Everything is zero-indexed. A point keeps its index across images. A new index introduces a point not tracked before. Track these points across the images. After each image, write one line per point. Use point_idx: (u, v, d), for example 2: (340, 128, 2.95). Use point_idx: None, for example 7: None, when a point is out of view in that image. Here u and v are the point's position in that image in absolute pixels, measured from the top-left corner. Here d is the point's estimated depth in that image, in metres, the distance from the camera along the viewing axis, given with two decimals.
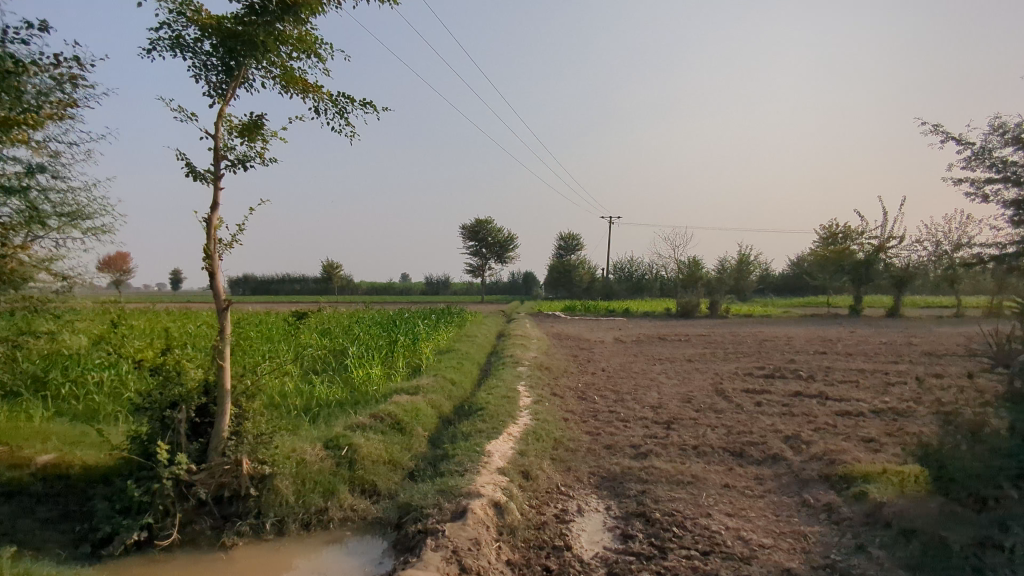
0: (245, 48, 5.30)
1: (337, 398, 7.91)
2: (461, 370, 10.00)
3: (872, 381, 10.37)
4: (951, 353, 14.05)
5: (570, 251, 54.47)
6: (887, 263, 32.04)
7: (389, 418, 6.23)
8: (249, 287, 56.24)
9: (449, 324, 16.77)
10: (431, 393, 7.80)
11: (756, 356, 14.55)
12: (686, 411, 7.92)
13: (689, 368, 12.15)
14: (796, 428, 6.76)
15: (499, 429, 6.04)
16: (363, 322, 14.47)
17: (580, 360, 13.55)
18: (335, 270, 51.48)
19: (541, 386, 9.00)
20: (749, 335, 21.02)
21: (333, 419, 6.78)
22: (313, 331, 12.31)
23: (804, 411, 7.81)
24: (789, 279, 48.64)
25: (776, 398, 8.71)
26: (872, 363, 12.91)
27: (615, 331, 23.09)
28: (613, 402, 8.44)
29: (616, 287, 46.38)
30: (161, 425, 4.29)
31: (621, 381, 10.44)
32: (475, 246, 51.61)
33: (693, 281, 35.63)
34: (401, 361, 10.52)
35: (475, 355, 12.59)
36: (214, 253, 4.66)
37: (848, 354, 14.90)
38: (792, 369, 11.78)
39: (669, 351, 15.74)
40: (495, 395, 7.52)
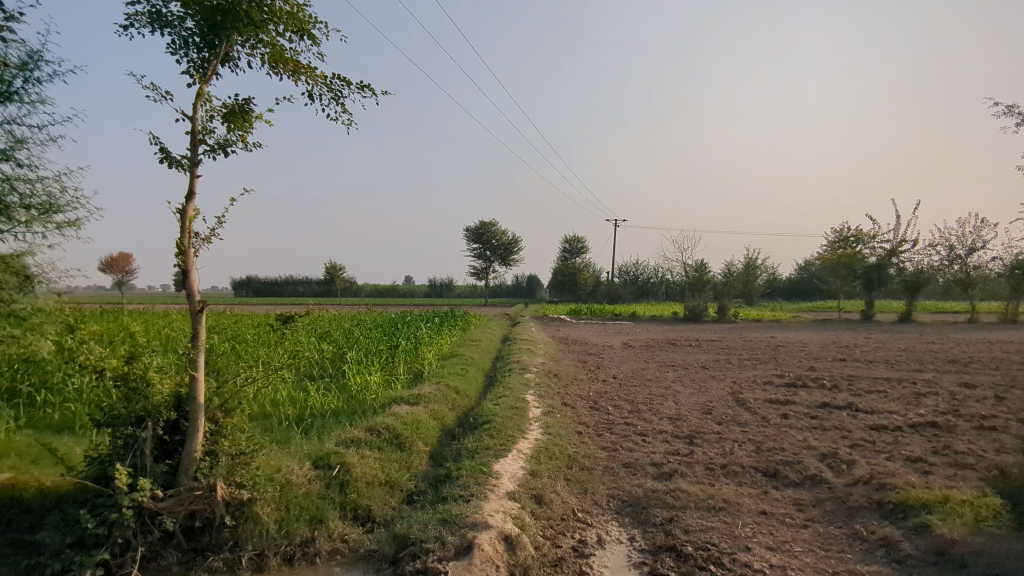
0: (227, 21, 4.75)
1: (332, 407, 7.37)
2: (465, 377, 9.44)
3: (902, 391, 9.79)
4: (976, 362, 13.44)
5: (575, 254, 53.92)
6: (899, 267, 31.41)
7: (387, 432, 5.68)
8: (253, 289, 56.00)
9: (453, 328, 16.20)
10: (433, 403, 7.25)
11: (772, 362, 13.97)
12: (707, 424, 7.34)
13: (704, 376, 11.57)
14: (832, 446, 6.19)
15: (508, 445, 5.48)
16: (363, 325, 13.94)
17: (590, 366, 12.98)
18: (338, 272, 51.09)
19: (550, 395, 8.45)
20: (762, 341, 20.47)
21: (327, 432, 6.25)
22: (311, 335, 11.78)
23: (836, 425, 7.24)
24: (796, 283, 47.97)
25: (802, 409, 8.14)
26: (896, 371, 12.31)
27: (624, 337, 22.46)
28: (628, 413, 7.88)
29: (622, 290, 45.81)
30: (124, 445, 3.75)
31: (634, 389, 9.89)
32: (480, 249, 51.15)
33: (701, 285, 35.13)
34: (402, 368, 9.97)
35: (480, 361, 12.03)
36: (189, 248, 4.10)
37: (868, 361, 14.28)
38: (813, 377, 11.22)
39: (682, 357, 15.18)
40: (503, 406, 6.97)
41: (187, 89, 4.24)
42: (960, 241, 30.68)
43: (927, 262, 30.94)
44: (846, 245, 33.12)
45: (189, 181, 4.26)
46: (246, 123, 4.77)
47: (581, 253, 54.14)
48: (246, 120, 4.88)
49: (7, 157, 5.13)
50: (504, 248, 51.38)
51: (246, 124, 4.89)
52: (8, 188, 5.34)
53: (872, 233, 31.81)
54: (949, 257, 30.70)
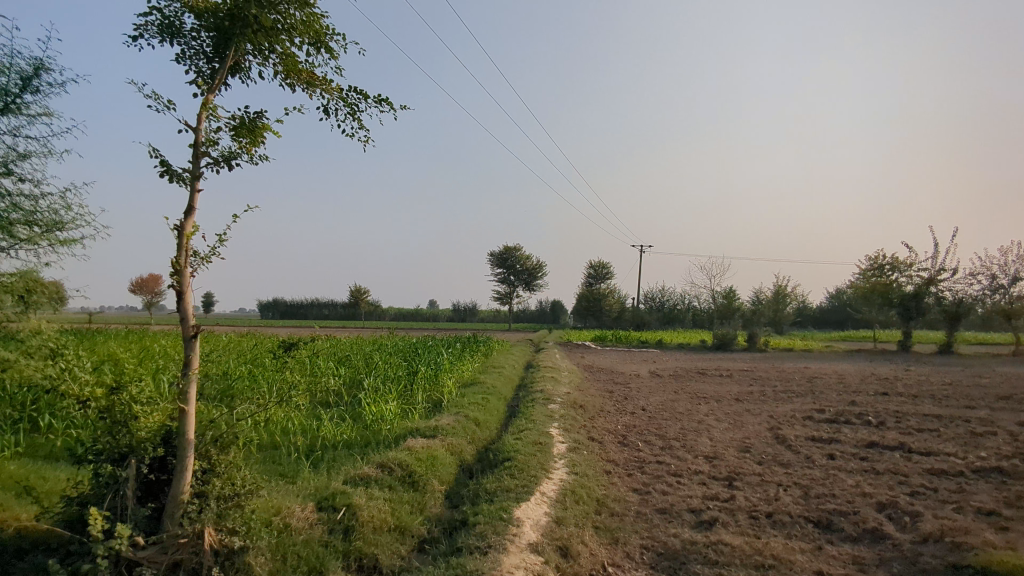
0: (239, 31, 4.47)
1: (344, 438, 6.97)
2: (485, 407, 8.98)
3: (957, 430, 9.05)
4: None
5: (600, 279, 53.32)
6: (938, 296, 30.27)
7: (399, 469, 5.24)
8: (279, 311, 56.45)
9: (474, 354, 15.78)
10: (451, 435, 6.80)
11: (810, 396, 13.24)
12: (747, 465, 6.76)
13: (739, 410, 10.93)
14: (889, 493, 5.58)
15: (531, 486, 5.00)
16: (383, 350, 13.59)
17: (616, 396, 12.42)
18: (362, 295, 51.27)
19: (576, 429, 7.95)
20: (795, 371, 19.65)
21: (338, 467, 5.85)
22: (329, 360, 11.49)
23: (890, 468, 6.60)
24: (828, 311, 46.66)
25: (850, 449, 7.50)
26: (946, 407, 11.52)
27: (651, 365, 21.76)
28: (660, 450, 7.33)
29: (648, 317, 45.00)
30: (102, 486, 3.40)
31: (665, 423, 9.32)
32: (504, 273, 50.89)
33: (730, 313, 34.28)
34: (420, 397, 9.56)
35: (502, 389, 11.55)
36: (185, 268, 3.76)
37: (914, 396, 13.44)
38: (857, 413, 10.52)
39: (713, 388, 14.53)
40: (525, 440, 6.50)
41: (190, 100, 3.98)
42: (1001, 269, 29.51)
43: (967, 292, 29.75)
44: (881, 273, 32.07)
45: (189, 195, 3.96)
46: (257, 137, 4.49)
47: (606, 279, 53.55)
48: (258, 136, 4.61)
49: (9, 172, 4.94)
50: (528, 273, 51.08)
51: (257, 140, 4.62)
52: (10, 204, 5.14)
53: (909, 260, 30.77)
54: (991, 287, 29.48)
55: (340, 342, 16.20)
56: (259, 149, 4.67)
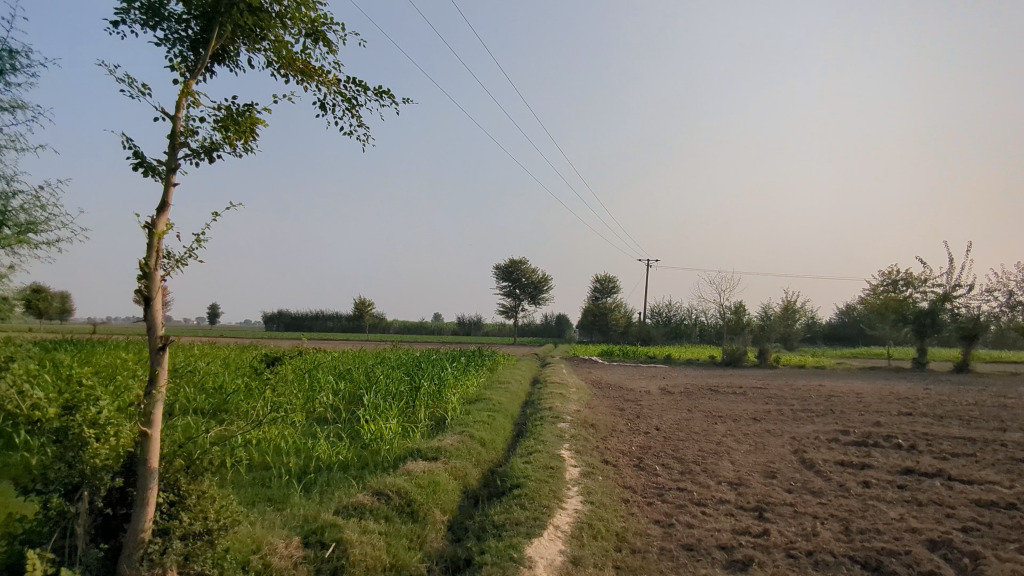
0: (226, 15, 4.03)
1: (339, 460, 6.47)
2: (491, 426, 8.47)
3: (995, 455, 8.48)
4: None
5: (606, 293, 52.78)
6: (953, 313, 29.62)
7: (397, 497, 4.74)
8: (284, 323, 56.23)
9: (480, 368, 15.28)
10: (454, 458, 6.29)
11: (831, 415, 12.67)
12: (777, 493, 6.21)
13: (758, 430, 10.37)
14: (939, 529, 5.04)
15: (543, 519, 4.48)
16: (385, 363, 13.12)
17: (627, 414, 11.89)
18: (367, 306, 50.94)
19: (589, 450, 7.42)
20: (811, 389, 19.04)
21: (333, 492, 5.36)
22: (328, 374, 11.02)
23: (934, 498, 6.05)
24: (838, 328, 45.96)
25: (885, 476, 6.96)
26: (976, 431, 10.95)
27: (660, 381, 21.18)
28: (680, 476, 6.79)
29: (655, 331, 44.42)
30: (49, 523, 2.95)
31: (682, 444, 8.79)
32: (509, 287, 50.47)
33: (739, 328, 33.72)
34: (423, 414, 9.06)
35: (509, 406, 11.05)
36: (154, 271, 3.26)
37: (939, 417, 12.85)
38: (883, 435, 9.97)
39: (728, 406, 13.97)
40: (536, 464, 5.98)
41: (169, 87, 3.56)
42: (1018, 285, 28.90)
43: (984, 308, 29.13)
44: (895, 289, 31.42)
45: (165, 190, 3.50)
46: (246, 132, 4.05)
47: (612, 293, 53.01)
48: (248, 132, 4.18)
49: None
50: (534, 286, 50.63)
51: (248, 136, 4.18)
52: None
53: (923, 276, 30.17)
54: (1008, 304, 28.85)
55: (341, 354, 15.72)
56: (250, 146, 4.23)
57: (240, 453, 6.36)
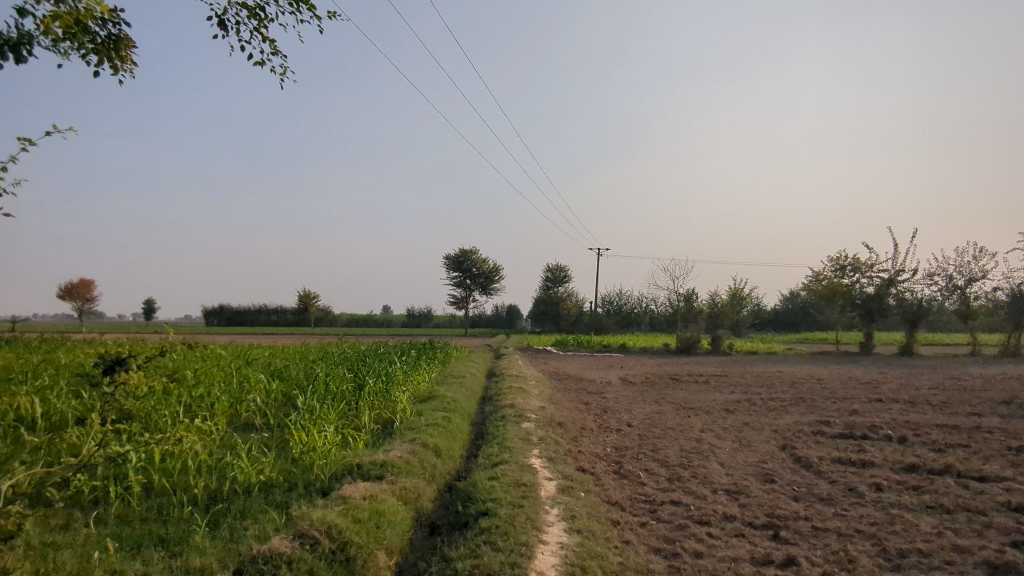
0: None
1: (262, 479, 5.15)
2: (447, 429, 7.35)
3: (989, 450, 7.97)
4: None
5: (557, 283, 52.12)
6: (899, 297, 30.08)
7: (326, 540, 3.56)
8: (225, 318, 53.17)
9: (432, 363, 14.07)
10: (403, 476, 5.11)
11: (803, 405, 12.14)
12: (784, 503, 5.31)
13: (736, 424, 9.62)
14: (989, 547, 4.24)
15: (523, 565, 3.39)
16: (327, 359, 11.77)
17: (594, 409, 10.96)
18: (313, 300, 48.95)
19: (562, 456, 6.38)
20: (771, 376, 18.72)
21: (246, 530, 4.14)
22: (258, 372, 9.63)
23: (959, 504, 5.31)
24: (784, 314, 46.72)
25: (893, 478, 6.23)
26: (952, 420, 10.58)
27: (620, 371, 20.44)
28: (669, 485, 5.82)
29: (607, 321, 44.00)
30: None
31: (661, 443, 7.90)
32: (461, 277, 49.11)
33: (692, 315, 33.51)
34: (367, 418, 7.84)
35: (465, 404, 9.92)
36: None
37: (909, 405, 12.53)
38: (867, 426, 9.40)
39: (696, 397, 13.27)
40: (505, 481, 4.88)
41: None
42: (958, 270, 29.60)
43: (927, 292, 29.72)
44: (842, 274, 31.41)
45: None
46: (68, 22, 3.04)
47: (564, 283, 52.45)
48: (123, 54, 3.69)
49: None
50: (485, 277, 49.42)
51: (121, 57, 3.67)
52: None
53: (870, 261, 30.47)
54: (949, 287, 29.53)
55: (279, 349, 14.23)
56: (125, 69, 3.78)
57: (129, 477, 4.95)
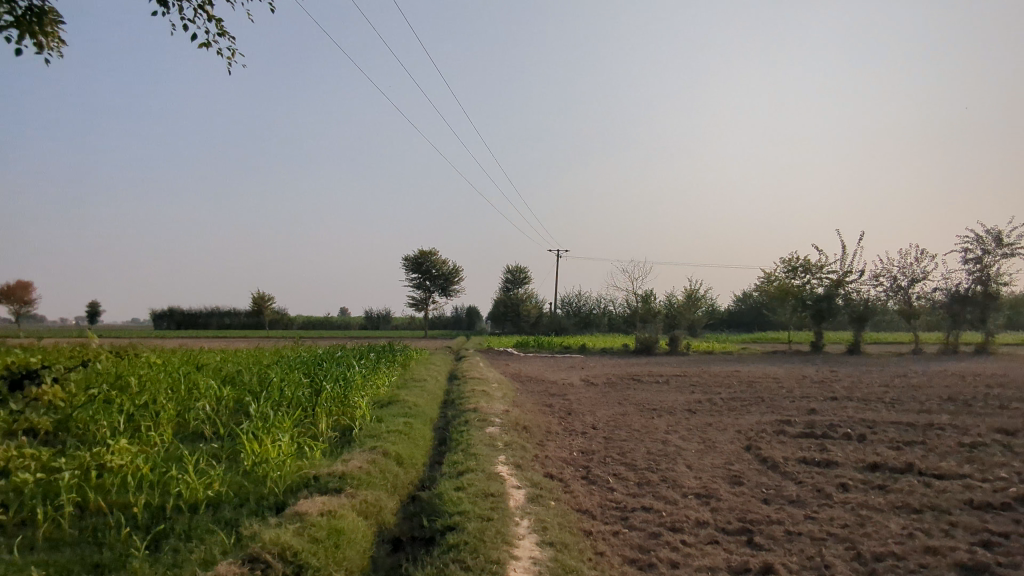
0: None
1: (209, 495, 4.78)
2: (409, 436, 7.07)
3: (943, 447, 8.14)
4: (972, 408, 12.28)
5: (517, 284, 52.01)
6: (847, 297, 31.01)
7: (280, 564, 3.27)
8: (174, 321, 51.24)
9: (391, 366, 13.69)
10: (364, 488, 4.83)
11: (762, 404, 12.29)
12: (755, 507, 5.24)
13: (700, 425, 9.61)
14: (960, 547, 4.23)
15: None
16: (282, 363, 11.28)
17: (558, 412, 10.81)
18: (267, 303, 47.56)
19: (529, 462, 6.19)
20: (728, 375, 18.99)
21: (190, 552, 3.80)
22: (208, 377, 9.13)
23: (924, 504, 5.34)
24: (738, 314, 47.76)
25: (858, 478, 6.25)
26: (904, 418, 10.83)
27: (581, 372, 20.40)
28: (639, 490, 5.69)
29: (566, 322, 44.13)
30: None
31: (628, 446, 7.80)
32: (420, 279, 48.54)
33: (651, 316, 33.85)
34: (325, 426, 7.48)
35: (427, 409, 9.64)
36: None
37: (862, 403, 12.82)
38: (827, 425, 9.52)
39: (657, 398, 13.28)
40: (473, 491, 4.65)
41: None
42: (901, 271, 30.70)
43: (873, 293, 30.74)
44: (794, 276, 32.27)
45: None
46: None
47: (524, 284, 52.38)
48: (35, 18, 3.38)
49: None
50: (444, 278, 48.98)
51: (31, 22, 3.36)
52: None
53: (820, 262, 31.34)
54: (893, 288, 30.57)
55: (230, 353, 13.62)
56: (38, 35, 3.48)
57: (60, 497, 4.51)
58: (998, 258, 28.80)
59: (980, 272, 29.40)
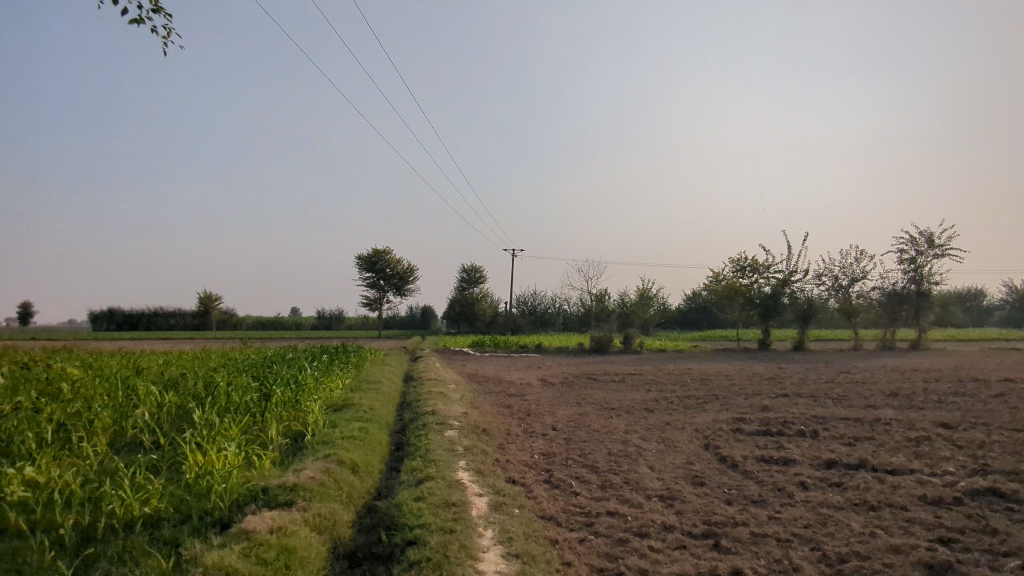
0: None
1: (146, 513, 4.43)
2: (364, 441, 6.78)
3: (891, 442, 8.36)
4: (913, 403, 12.73)
5: (472, 284, 51.72)
6: (793, 296, 31.95)
7: None
8: (113, 322, 48.96)
9: (345, 368, 13.29)
10: (317, 501, 4.56)
11: (716, 402, 12.44)
12: (719, 508, 5.20)
13: (658, 424, 9.62)
14: (920, 545, 4.27)
15: None
16: (229, 365, 10.77)
17: (517, 413, 10.65)
18: (214, 302, 45.99)
19: (490, 467, 6.02)
20: (682, 373, 19.26)
21: None
22: (148, 382, 8.62)
23: (881, 500, 5.41)
24: (689, 312, 48.72)
25: (816, 475, 6.31)
26: (852, 413, 11.12)
27: (538, 372, 20.32)
28: (602, 493, 5.59)
29: (521, 321, 44.14)
30: None
31: (589, 447, 7.71)
32: (374, 278, 47.73)
33: (605, 315, 34.13)
34: (275, 432, 7.13)
35: (383, 412, 9.35)
36: None
37: (811, 399, 13.14)
38: (780, 422, 9.66)
39: (615, 397, 13.29)
40: (434, 501, 4.45)
41: None
42: (843, 271, 31.81)
43: (817, 292, 31.76)
44: (743, 275, 33.02)
45: None
46: None
47: (479, 283, 52.12)
48: None
49: None
50: (399, 277, 48.29)
51: None
52: None
53: (767, 262, 32.18)
54: (835, 287, 31.66)
55: (174, 356, 12.96)
56: None
57: None
58: (930, 258, 30.14)
59: (914, 271, 30.71)
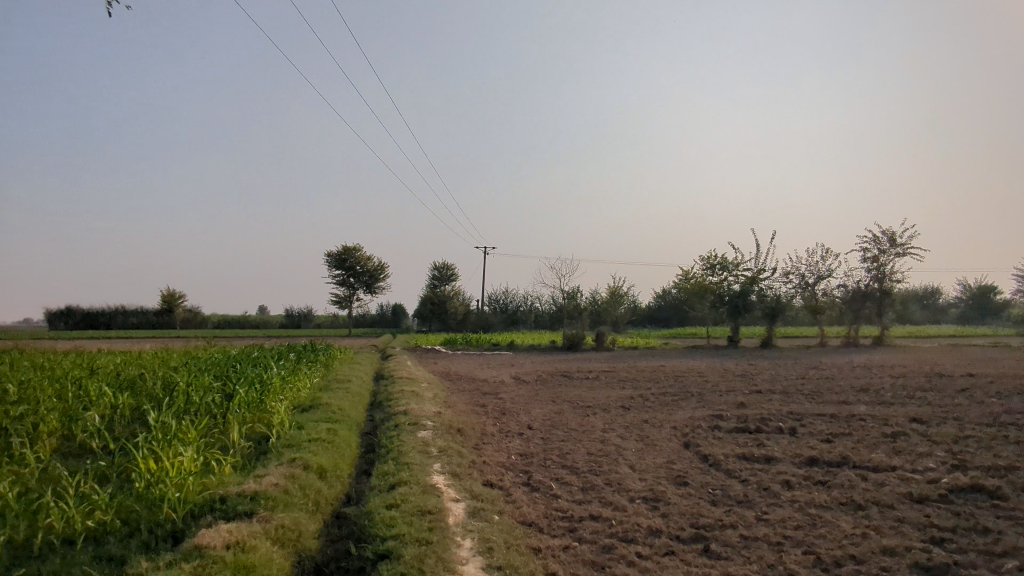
0: None
1: (90, 527, 4.04)
2: (333, 444, 6.42)
3: (867, 438, 8.30)
4: (883, 399, 12.80)
5: (443, 281, 51.21)
6: (762, 294, 32.26)
7: None
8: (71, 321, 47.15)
9: (314, 367, 12.82)
10: (280, 511, 4.22)
11: (692, 399, 12.34)
12: (705, 509, 5.01)
13: (637, 422, 9.44)
14: (915, 546, 4.12)
15: None
16: (190, 365, 10.27)
17: (492, 412, 10.36)
18: (178, 300, 44.59)
19: (466, 470, 5.73)
20: (654, 370, 19.18)
21: None
22: (101, 382, 8.10)
23: (868, 499, 5.28)
24: (659, 310, 48.99)
25: (800, 473, 6.17)
26: (826, 410, 11.09)
27: (512, 370, 20.06)
28: (584, 496, 5.35)
29: (493, 319, 43.80)
30: None
31: (567, 447, 7.47)
32: (343, 275, 46.89)
33: (577, 313, 34.01)
34: (237, 435, 6.72)
35: (353, 412, 8.96)
36: None
37: (784, 396, 13.13)
38: (758, 419, 9.56)
39: (590, 395, 13.08)
40: (408, 508, 4.15)
41: None
42: (809, 269, 32.25)
43: (785, 289, 32.12)
44: (712, 273, 33.26)
45: None
46: None
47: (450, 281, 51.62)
48: None
49: None
50: (369, 275, 47.53)
51: None
52: None
53: (736, 260, 32.44)
54: (801, 285, 32.08)
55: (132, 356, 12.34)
56: None
57: None
58: (892, 257, 30.69)
59: (877, 270, 31.26)
